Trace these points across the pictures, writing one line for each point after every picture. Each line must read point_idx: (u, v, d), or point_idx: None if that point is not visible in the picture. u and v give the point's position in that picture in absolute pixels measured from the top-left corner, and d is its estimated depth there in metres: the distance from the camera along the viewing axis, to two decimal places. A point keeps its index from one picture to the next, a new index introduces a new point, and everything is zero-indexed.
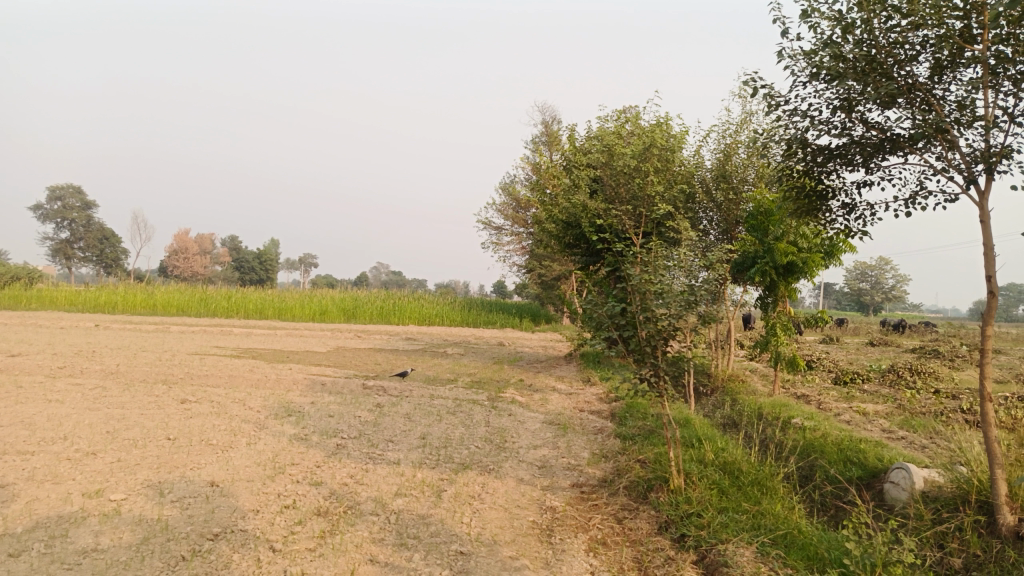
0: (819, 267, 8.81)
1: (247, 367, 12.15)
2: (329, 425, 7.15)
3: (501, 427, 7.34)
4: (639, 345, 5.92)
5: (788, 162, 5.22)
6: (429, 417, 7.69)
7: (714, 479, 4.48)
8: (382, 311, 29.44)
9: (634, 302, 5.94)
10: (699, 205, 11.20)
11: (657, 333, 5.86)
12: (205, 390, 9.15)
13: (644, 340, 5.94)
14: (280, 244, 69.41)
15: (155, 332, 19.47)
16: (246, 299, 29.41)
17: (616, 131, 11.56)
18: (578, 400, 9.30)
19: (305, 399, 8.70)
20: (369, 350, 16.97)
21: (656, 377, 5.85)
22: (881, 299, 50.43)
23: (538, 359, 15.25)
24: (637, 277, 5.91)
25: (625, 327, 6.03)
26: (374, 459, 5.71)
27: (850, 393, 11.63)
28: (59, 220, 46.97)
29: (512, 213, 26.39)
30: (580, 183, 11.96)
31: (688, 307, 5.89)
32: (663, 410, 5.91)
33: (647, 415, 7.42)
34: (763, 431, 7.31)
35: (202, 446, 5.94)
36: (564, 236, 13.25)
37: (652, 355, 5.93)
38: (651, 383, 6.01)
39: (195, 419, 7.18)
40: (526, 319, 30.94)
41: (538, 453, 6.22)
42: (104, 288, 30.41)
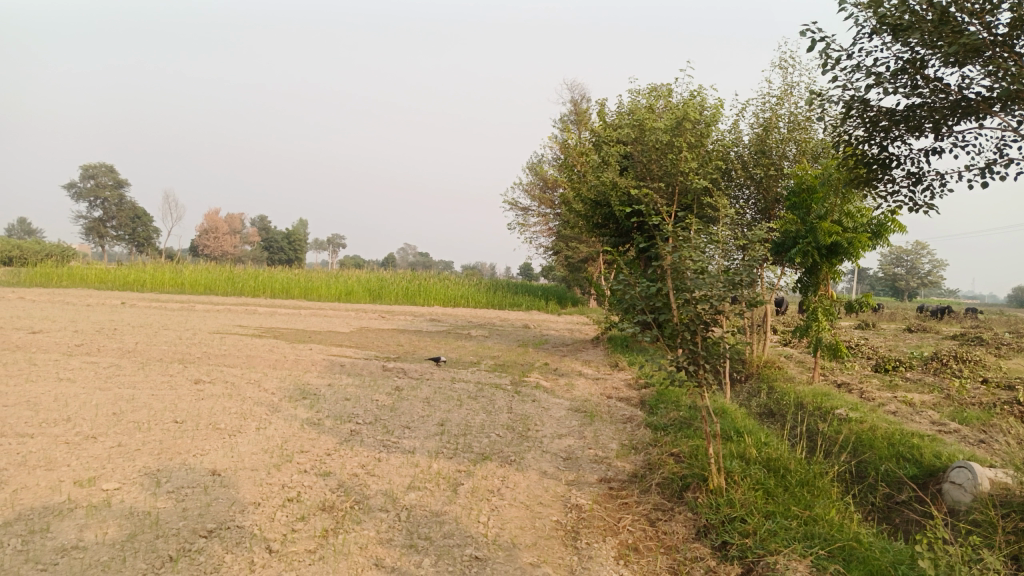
0: (865, 249, 8.17)
1: (267, 347, 11.92)
2: (344, 410, 6.83)
3: (524, 414, 6.96)
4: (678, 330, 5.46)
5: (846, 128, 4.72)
6: (449, 402, 7.34)
7: (758, 478, 4.06)
8: (407, 292, 29.21)
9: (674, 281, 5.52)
10: (735, 182, 10.64)
11: (699, 317, 5.39)
12: (220, 370, 8.90)
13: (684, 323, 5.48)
14: (308, 224, 69.59)
15: (181, 311, 19.42)
16: (272, 279, 29.36)
17: (648, 106, 11.13)
18: (606, 386, 8.89)
19: (322, 381, 8.40)
20: (393, 331, 16.69)
21: (696, 365, 5.38)
22: (916, 284, 49.11)
23: (564, 342, 14.83)
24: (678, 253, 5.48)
25: (663, 309, 5.58)
26: (388, 447, 5.36)
27: (893, 381, 11.05)
28: (92, 199, 47.43)
29: (539, 192, 25.90)
30: (610, 160, 11.53)
31: (732, 288, 5.43)
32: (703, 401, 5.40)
33: (680, 403, 6.98)
34: (804, 422, 6.84)
35: (208, 430, 5.64)
36: (592, 215, 12.78)
37: (692, 341, 5.47)
38: (688, 372, 5.53)
39: (205, 401, 6.91)
40: (552, 301, 30.53)
41: (563, 443, 5.83)
42: (134, 266, 30.61)
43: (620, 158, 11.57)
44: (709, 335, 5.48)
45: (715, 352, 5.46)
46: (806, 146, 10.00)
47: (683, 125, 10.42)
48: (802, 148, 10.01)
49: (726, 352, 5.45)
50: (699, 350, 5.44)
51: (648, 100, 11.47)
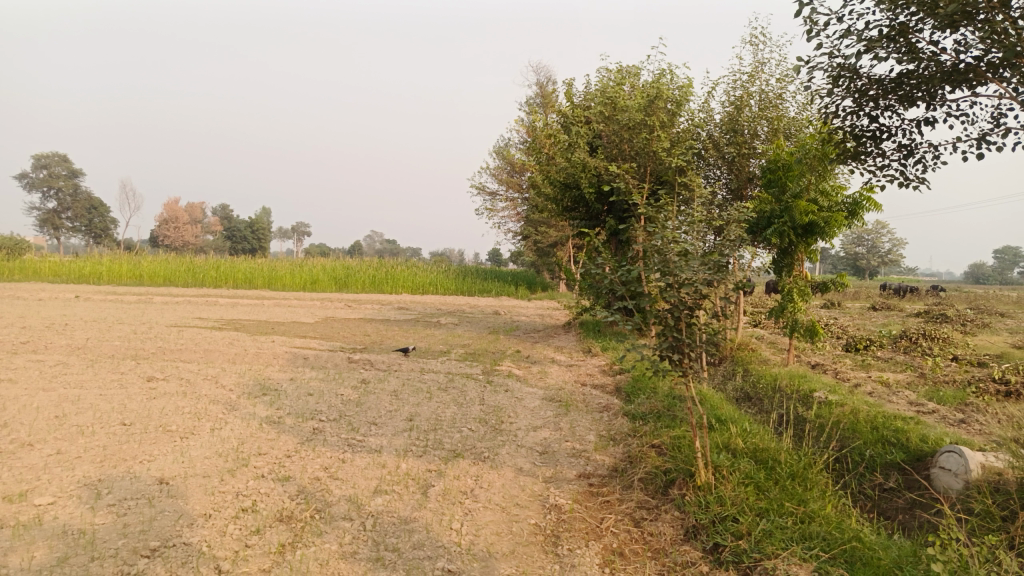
0: (842, 228, 8.01)
1: (227, 340, 11.45)
2: (306, 406, 6.47)
3: (497, 405, 6.66)
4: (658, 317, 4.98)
5: (835, 99, 4.51)
6: (418, 395, 7.01)
7: (748, 472, 3.83)
8: (374, 280, 28.69)
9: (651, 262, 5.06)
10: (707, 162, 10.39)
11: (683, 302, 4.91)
12: (175, 366, 8.44)
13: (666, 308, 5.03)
14: (272, 213, 68.27)
15: (138, 304, 18.74)
16: (235, 269, 28.62)
17: (619, 84, 10.98)
18: (580, 373, 8.64)
19: (284, 376, 8.01)
20: (359, 320, 16.29)
21: (679, 356, 4.93)
22: (877, 263, 49.90)
23: (535, 328, 14.58)
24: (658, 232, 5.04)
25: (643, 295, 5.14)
26: (352, 446, 5.03)
27: (865, 361, 11.01)
28: (44, 190, 45.79)
29: (507, 177, 25.55)
30: (579, 140, 11.29)
31: (717, 271, 5.00)
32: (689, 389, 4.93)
33: (658, 391, 6.73)
34: (784, 407, 6.66)
35: (158, 433, 5.24)
36: (561, 198, 12.48)
37: (674, 328, 5.00)
38: (671, 363, 5.08)
39: (157, 399, 6.49)
40: (521, 287, 30.25)
41: (539, 436, 5.55)
42: (89, 258, 29.57)
43: (591, 139, 11.53)
44: (692, 320, 5.02)
45: (699, 341, 5.04)
46: (779, 124, 9.79)
47: (656, 103, 10.40)
48: (775, 126, 9.79)
49: (710, 340, 5.04)
50: (681, 339, 4.98)
51: (616, 81, 11.17)
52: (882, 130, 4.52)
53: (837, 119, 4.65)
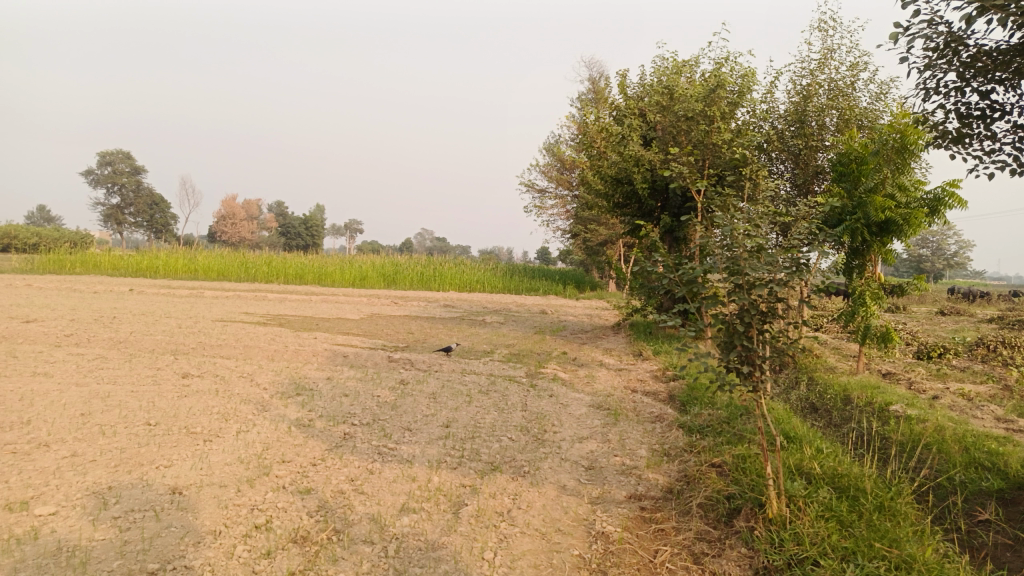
0: (920, 226, 7.32)
1: (269, 336, 11.28)
2: (340, 408, 6.14)
3: (540, 412, 6.22)
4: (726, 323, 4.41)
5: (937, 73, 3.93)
6: (457, 399, 6.62)
7: (828, 504, 3.31)
8: (422, 277, 28.57)
9: (719, 260, 4.52)
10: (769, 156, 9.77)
11: (754, 305, 4.34)
12: (213, 362, 8.24)
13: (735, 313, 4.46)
14: (325, 209, 69.10)
15: (188, 298, 18.90)
16: (286, 265, 28.85)
17: (675, 74, 10.53)
18: (630, 378, 8.14)
19: (320, 375, 7.72)
20: (404, 317, 16.04)
21: (748, 368, 4.35)
22: (942, 266, 47.79)
23: (583, 329, 14.08)
24: (727, 226, 4.50)
25: (710, 297, 4.58)
26: (383, 455, 4.66)
27: (941, 370, 10.18)
28: (109, 187, 47.15)
29: (556, 174, 25.09)
30: (633, 132, 10.85)
31: (794, 271, 4.43)
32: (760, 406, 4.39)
33: (715, 402, 6.20)
34: (857, 421, 6.05)
35: (181, 435, 4.96)
36: (613, 194, 11.98)
37: (744, 336, 4.43)
38: (738, 375, 4.52)
39: (188, 398, 6.25)
40: (570, 286, 29.73)
41: (585, 448, 5.10)
42: (147, 252, 30.17)
43: (645, 132, 11.06)
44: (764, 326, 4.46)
45: (772, 350, 4.47)
46: (850, 114, 9.11)
47: (716, 92, 10.01)
48: (846, 116, 9.12)
49: (784, 350, 4.46)
50: (752, 348, 4.40)
51: (673, 71, 10.64)
52: (993, 107, 3.92)
53: (937, 97, 4.06)
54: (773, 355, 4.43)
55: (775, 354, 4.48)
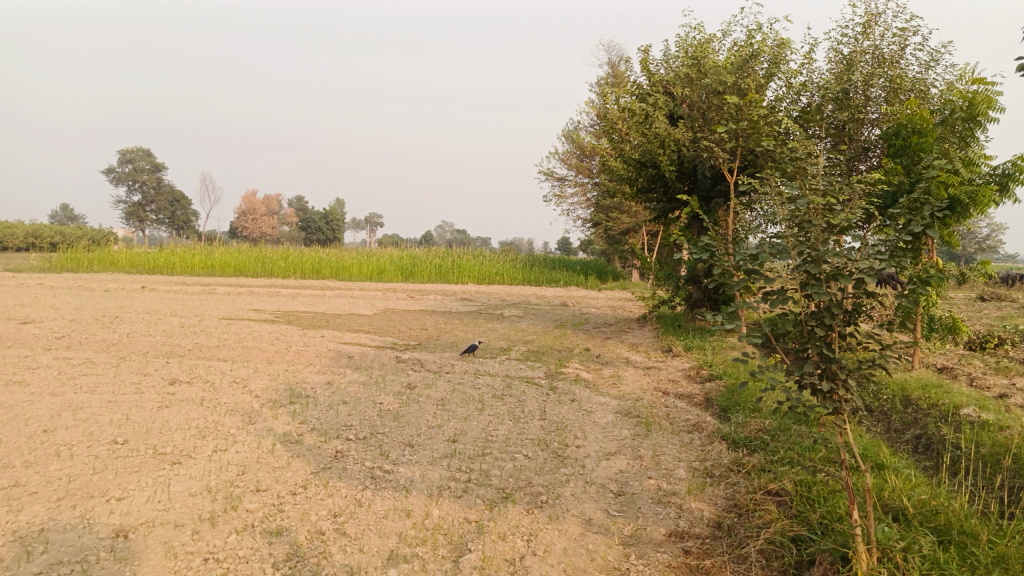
0: (989, 203, 6.49)
1: (274, 335, 10.64)
2: (335, 419, 5.47)
3: (560, 421, 5.51)
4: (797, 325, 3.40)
5: None
6: (468, 406, 5.92)
7: (935, 559, 2.59)
8: (440, 270, 27.95)
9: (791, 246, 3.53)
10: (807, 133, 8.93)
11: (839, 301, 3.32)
12: (207, 365, 7.62)
13: (809, 313, 3.46)
14: (344, 203, 68.71)
15: (199, 295, 18.37)
16: (302, 259, 28.35)
17: (704, 45, 9.82)
18: (660, 378, 7.38)
19: (320, 379, 7.05)
20: (419, 312, 15.39)
21: (827, 384, 3.27)
22: (975, 250, 46.30)
23: (606, 322, 13.33)
24: (797, 199, 3.58)
25: (774, 291, 3.60)
26: (376, 480, 3.98)
27: (999, 363, 9.31)
28: (129, 184, 47.08)
29: (576, 161, 24.30)
30: (658, 110, 10.21)
31: (884, 255, 3.46)
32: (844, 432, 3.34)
33: (758, 408, 5.44)
34: (926, 429, 5.27)
35: (147, 457, 4.32)
36: (637, 179, 11.26)
37: (822, 343, 3.40)
38: (814, 395, 3.41)
39: (168, 409, 5.61)
40: (591, 277, 28.93)
41: (613, 467, 4.38)
42: (163, 249, 29.81)
43: (671, 110, 10.36)
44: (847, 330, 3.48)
45: (858, 364, 3.39)
46: (902, 84, 8.29)
47: (750, 63, 9.37)
48: (896, 86, 8.29)
49: (877, 361, 3.38)
50: (834, 360, 3.34)
51: (702, 41, 9.87)
52: None
53: None
54: (860, 369, 3.35)
55: (863, 368, 3.36)
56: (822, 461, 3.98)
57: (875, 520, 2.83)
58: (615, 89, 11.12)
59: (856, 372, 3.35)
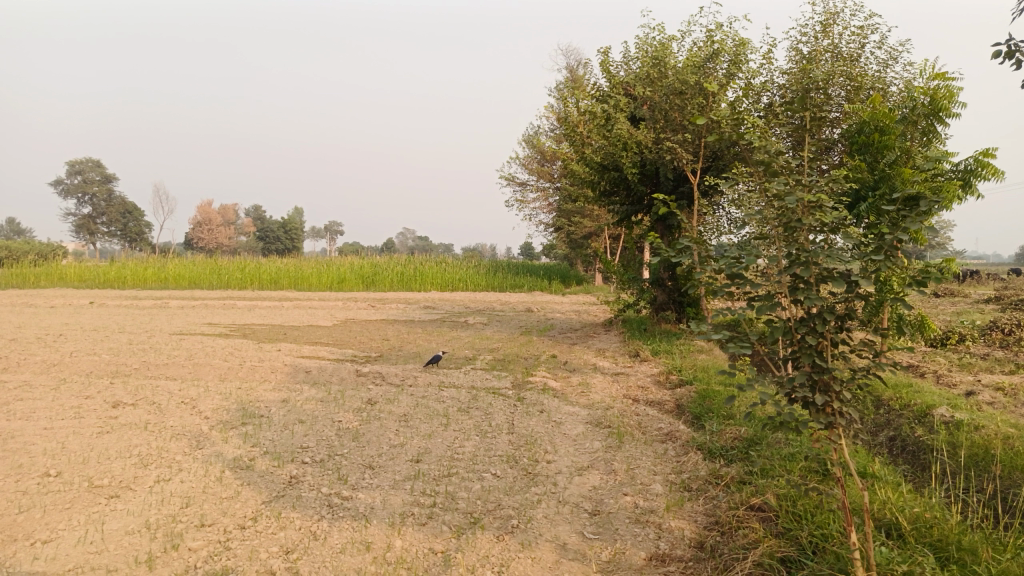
0: (954, 200, 6.45)
1: (228, 349, 10.21)
2: (290, 440, 5.15)
3: (529, 435, 5.27)
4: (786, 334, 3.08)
5: None
6: (432, 422, 5.64)
7: None
8: (402, 278, 27.56)
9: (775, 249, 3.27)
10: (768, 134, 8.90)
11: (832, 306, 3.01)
12: (155, 385, 7.21)
13: (797, 320, 3.15)
14: (303, 212, 67.69)
15: (152, 309, 17.72)
16: (260, 270, 27.69)
17: (663, 46, 9.73)
18: (630, 385, 7.20)
19: (276, 397, 6.70)
20: (381, 321, 15.04)
21: (820, 396, 3.02)
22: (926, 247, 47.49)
23: (572, 327, 13.15)
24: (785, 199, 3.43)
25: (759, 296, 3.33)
26: (333, 509, 3.69)
27: (962, 359, 9.36)
28: (78, 196, 45.66)
29: (537, 166, 24.16)
30: (619, 112, 10.12)
31: (873, 261, 3.29)
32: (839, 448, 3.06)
33: (732, 415, 5.28)
34: (902, 432, 5.16)
35: (81, 491, 3.96)
36: (599, 182, 11.13)
37: (815, 352, 3.10)
38: (806, 409, 3.09)
39: (109, 435, 5.22)
40: (554, 281, 28.82)
41: (586, 484, 4.16)
42: (115, 262, 28.85)
43: (632, 112, 10.26)
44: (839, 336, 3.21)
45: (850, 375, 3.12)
46: (862, 83, 8.32)
47: (710, 63, 9.33)
48: (857, 85, 8.32)
49: (871, 370, 3.11)
50: (827, 370, 3.04)
51: (660, 42, 9.78)
52: None
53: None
54: (852, 380, 3.06)
55: (856, 378, 3.08)
56: (802, 473, 3.82)
57: (871, 543, 2.65)
58: (575, 92, 10.98)
59: (849, 383, 3.06)
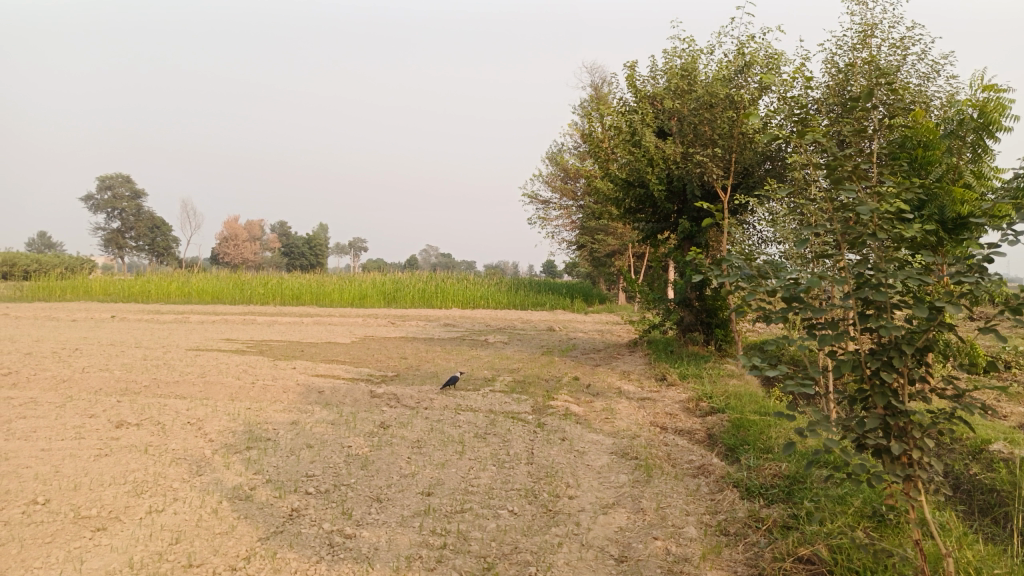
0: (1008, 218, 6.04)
1: (242, 367, 9.97)
2: (296, 467, 4.84)
3: (551, 466, 4.91)
4: (855, 368, 2.64)
5: None
6: (447, 449, 5.31)
7: None
8: (423, 295, 27.36)
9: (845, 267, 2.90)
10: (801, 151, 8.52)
11: (912, 338, 2.58)
12: (162, 404, 6.96)
13: (868, 353, 2.71)
14: (328, 228, 68.04)
15: (172, 324, 17.62)
16: (282, 285, 27.62)
17: (693, 58, 9.42)
18: (657, 411, 6.82)
19: (285, 418, 6.41)
20: (400, 339, 14.77)
21: (893, 443, 2.60)
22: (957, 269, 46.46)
23: (596, 347, 12.78)
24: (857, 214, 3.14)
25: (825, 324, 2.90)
26: (334, 549, 3.37)
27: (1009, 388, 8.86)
28: (108, 211, 46.26)
29: (560, 184, 23.87)
30: (646, 127, 9.80)
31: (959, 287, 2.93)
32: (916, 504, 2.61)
33: (770, 449, 4.89)
34: (957, 470, 4.73)
35: (66, 523, 3.68)
36: (624, 199, 10.81)
37: (889, 390, 2.65)
38: (878, 457, 2.65)
39: (107, 458, 4.95)
40: (577, 300, 28.47)
41: (612, 525, 3.79)
42: (139, 276, 28.96)
43: (660, 127, 9.94)
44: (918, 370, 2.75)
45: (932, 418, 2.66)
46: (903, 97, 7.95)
47: (743, 74, 8.98)
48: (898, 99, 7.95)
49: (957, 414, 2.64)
50: (903, 413, 2.60)
51: (689, 55, 9.47)
52: None
53: None
54: (935, 427, 2.60)
55: (939, 424, 2.62)
56: (853, 519, 3.46)
57: None
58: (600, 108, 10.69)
59: (932, 430, 2.60)
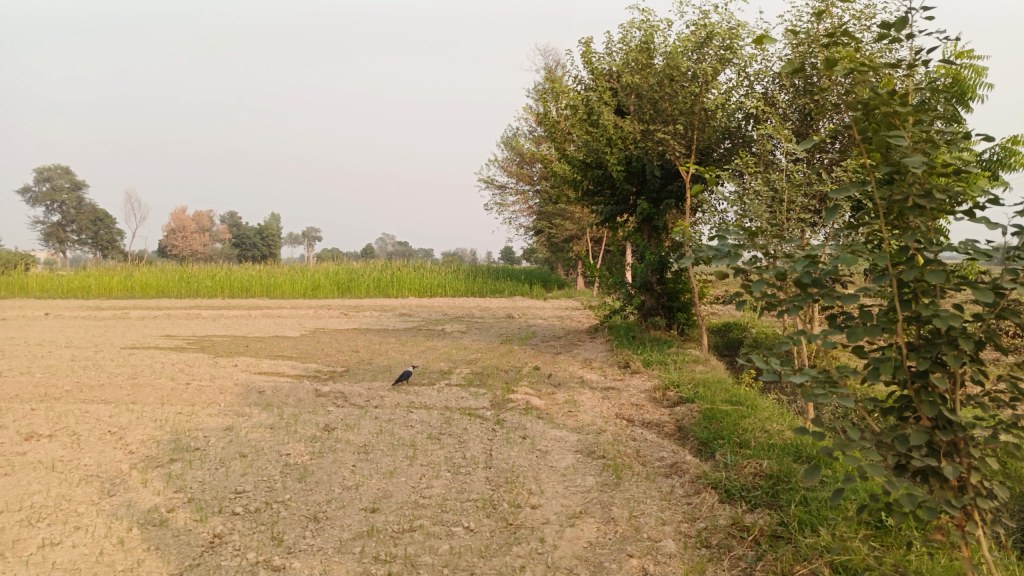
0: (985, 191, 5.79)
1: (179, 365, 9.29)
2: (223, 480, 4.30)
3: (511, 469, 4.46)
4: (894, 370, 2.19)
5: None
6: (396, 454, 4.82)
7: None
8: (379, 284, 26.67)
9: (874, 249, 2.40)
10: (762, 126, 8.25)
11: (968, 330, 2.12)
12: (82, 411, 6.30)
13: (909, 348, 2.25)
14: (280, 218, 66.38)
15: (110, 321, 16.66)
16: (231, 277, 26.57)
17: (651, 29, 9.00)
18: (622, 402, 6.43)
19: (219, 423, 5.83)
20: (353, 331, 14.18)
21: (937, 464, 2.17)
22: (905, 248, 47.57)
23: (556, 334, 12.39)
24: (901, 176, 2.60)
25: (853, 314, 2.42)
26: None
27: None
28: (45, 203, 44.17)
29: (516, 168, 23.37)
30: (603, 104, 9.37)
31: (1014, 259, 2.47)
32: (976, 534, 2.19)
33: (746, 443, 4.52)
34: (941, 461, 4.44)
35: None
36: (582, 181, 10.40)
37: (938, 400, 2.20)
38: (928, 481, 2.21)
39: (4, 479, 4.34)
40: (535, 286, 28.13)
41: (580, 541, 3.36)
42: (78, 271, 27.57)
43: (618, 102, 9.51)
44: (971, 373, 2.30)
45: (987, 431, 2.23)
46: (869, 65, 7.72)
47: (705, 45, 8.56)
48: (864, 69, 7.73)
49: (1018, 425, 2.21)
50: (957, 428, 2.15)
51: (648, 26, 9.05)
52: None
53: None
54: (993, 443, 2.17)
55: (996, 441, 2.20)
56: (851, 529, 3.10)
57: None
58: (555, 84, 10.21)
59: (990, 446, 2.17)
